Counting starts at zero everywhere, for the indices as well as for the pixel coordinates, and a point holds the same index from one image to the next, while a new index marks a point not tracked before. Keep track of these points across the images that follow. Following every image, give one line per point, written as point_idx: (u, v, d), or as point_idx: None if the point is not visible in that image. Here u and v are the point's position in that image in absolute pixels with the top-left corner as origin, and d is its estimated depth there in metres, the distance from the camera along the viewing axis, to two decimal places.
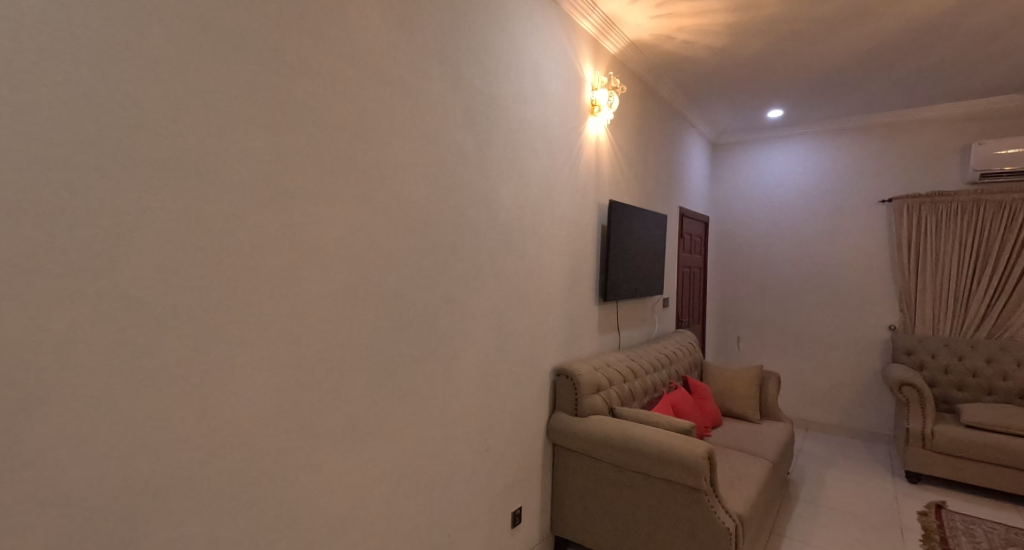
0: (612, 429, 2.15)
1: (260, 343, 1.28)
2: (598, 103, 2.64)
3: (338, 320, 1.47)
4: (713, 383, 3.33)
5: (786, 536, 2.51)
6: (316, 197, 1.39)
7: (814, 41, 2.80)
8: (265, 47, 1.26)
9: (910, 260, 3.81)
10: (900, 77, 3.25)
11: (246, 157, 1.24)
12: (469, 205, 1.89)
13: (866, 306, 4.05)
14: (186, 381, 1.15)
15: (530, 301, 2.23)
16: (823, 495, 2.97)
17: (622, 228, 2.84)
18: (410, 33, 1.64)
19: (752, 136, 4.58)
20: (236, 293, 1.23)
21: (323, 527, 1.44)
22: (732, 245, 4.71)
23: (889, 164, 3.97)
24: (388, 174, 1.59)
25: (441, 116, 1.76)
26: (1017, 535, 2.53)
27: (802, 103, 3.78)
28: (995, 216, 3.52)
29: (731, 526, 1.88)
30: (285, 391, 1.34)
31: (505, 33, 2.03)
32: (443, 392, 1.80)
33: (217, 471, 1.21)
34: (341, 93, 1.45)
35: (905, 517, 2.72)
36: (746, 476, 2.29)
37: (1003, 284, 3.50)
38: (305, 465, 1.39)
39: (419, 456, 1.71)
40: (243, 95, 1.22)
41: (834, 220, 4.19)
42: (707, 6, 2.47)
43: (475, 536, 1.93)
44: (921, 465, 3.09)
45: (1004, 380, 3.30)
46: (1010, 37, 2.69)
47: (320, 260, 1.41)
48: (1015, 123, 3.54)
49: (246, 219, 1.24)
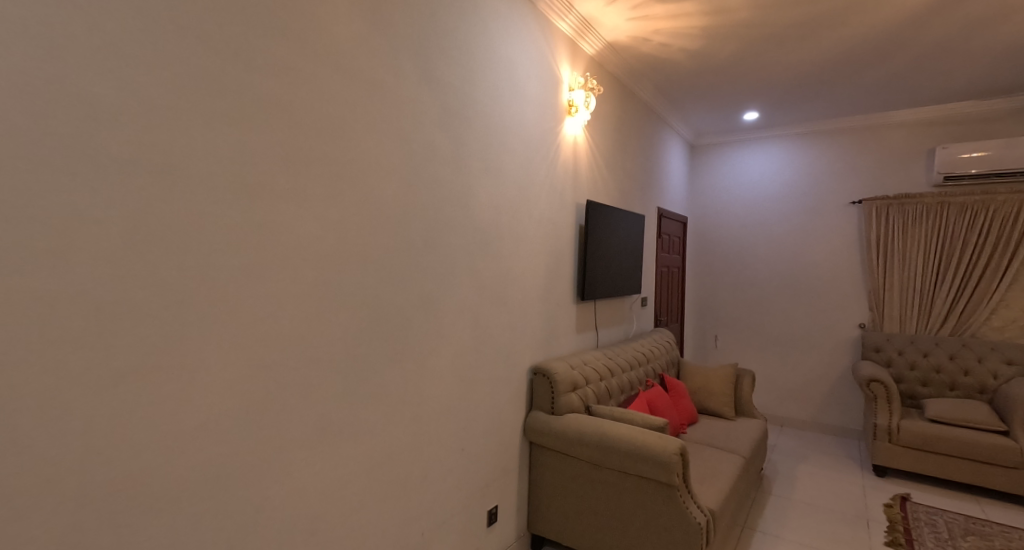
0: (588, 427, 2.18)
1: (231, 342, 1.27)
2: (576, 103, 2.66)
3: (310, 319, 1.46)
4: (689, 380, 3.38)
5: (758, 530, 2.57)
6: (288, 195, 1.39)
7: (785, 46, 2.88)
8: (235, 43, 1.25)
9: (878, 260, 3.92)
10: (868, 82, 3.35)
11: (214, 156, 1.22)
12: (444, 205, 1.90)
13: (838, 305, 4.16)
14: (152, 382, 1.13)
15: (506, 300, 2.24)
16: (794, 490, 3.04)
17: (599, 228, 2.87)
18: (384, 33, 1.64)
19: (729, 138, 4.67)
20: (205, 293, 1.22)
21: (295, 528, 1.43)
22: (709, 245, 4.79)
23: (860, 166, 4.08)
24: (362, 174, 1.59)
25: (415, 116, 1.77)
26: (976, 525, 2.63)
27: (776, 106, 3.87)
28: (958, 217, 3.64)
29: (702, 520, 1.92)
30: (255, 391, 1.33)
31: (480, 34, 2.04)
32: (418, 391, 1.81)
33: (185, 472, 1.19)
34: (315, 92, 1.45)
35: (872, 509, 2.81)
36: (718, 472, 2.34)
37: (965, 283, 3.63)
38: (278, 466, 1.39)
39: (393, 456, 1.71)
40: (213, 91, 1.21)
41: (807, 220, 4.29)
42: (682, 9, 2.52)
43: (450, 534, 1.94)
44: (888, 458, 3.18)
45: (966, 375, 3.43)
46: (970, 45, 2.80)
47: (291, 259, 1.40)
48: (976, 128, 3.68)
49: (213, 219, 1.23)
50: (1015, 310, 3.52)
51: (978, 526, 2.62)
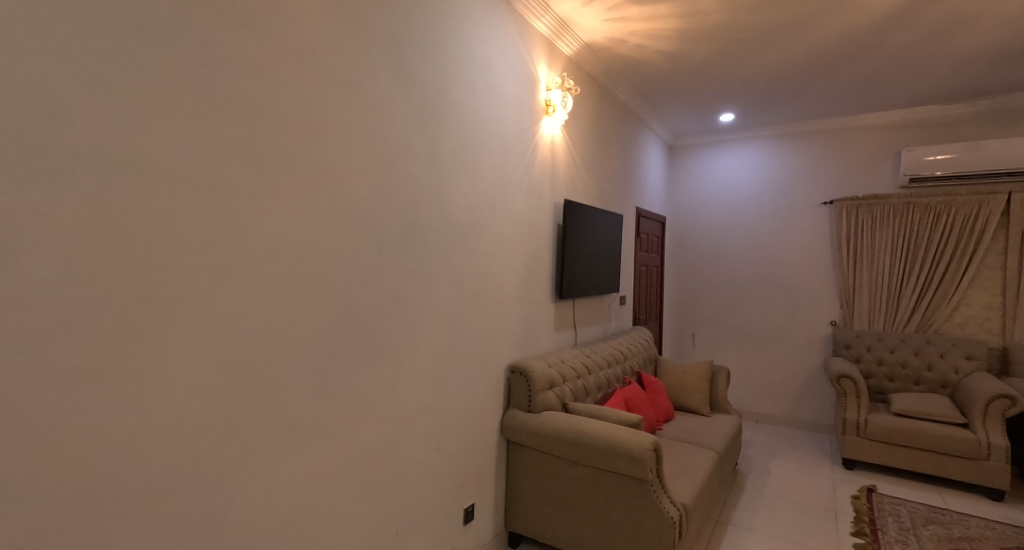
0: (564, 424, 2.20)
1: (197, 341, 1.24)
2: (553, 103, 2.68)
3: (281, 317, 1.44)
4: (667, 378, 3.43)
5: (731, 523, 2.62)
6: (254, 192, 1.36)
7: (757, 50, 2.94)
8: (202, 39, 1.23)
9: (849, 259, 4.03)
10: (839, 85, 3.44)
11: (178, 154, 1.19)
12: (419, 202, 1.90)
13: (810, 303, 4.26)
14: (114, 382, 1.11)
15: (484, 299, 2.25)
16: (767, 484, 3.11)
17: (577, 227, 2.90)
18: (356, 31, 1.63)
19: (706, 139, 4.74)
20: (171, 291, 1.19)
21: (266, 530, 1.41)
22: (687, 244, 4.87)
23: (832, 167, 4.18)
24: (333, 172, 1.57)
25: (388, 115, 1.75)
26: (938, 514, 2.73)
27: (750, 108, 3.95)
28: (923, 218, 3.77)
29: (675, 515, 1.95)
30: (222, 392, 1.30)
31: (455, 33, 2.04)
32: (393, 389, 1.80)
33: (149, 473, 1.16)
34: (284, 88, 1.42)
35: (840, 501, 2.89)
36: (692, 467, 2.38)
37: (929, 281, 3.75)
38: (245, 468, 1.36)
39: (366, 456, 1.70)
40: (179, 86, 1.19)
41: (781, 220, 4.39)
42: (656, 11, 2.56)
43: (426, 533, 1.94)
44: (857, 452, 3.27)
45: (930, 370, 3.55)
46: (931, 51, 2.90)
47: (259, 257, 1.38)
48: (940, 132, 3.80)
49: (177, 218, 1.20)
50: (975, 307, 3.66)
51: (939, 515, 2.72)
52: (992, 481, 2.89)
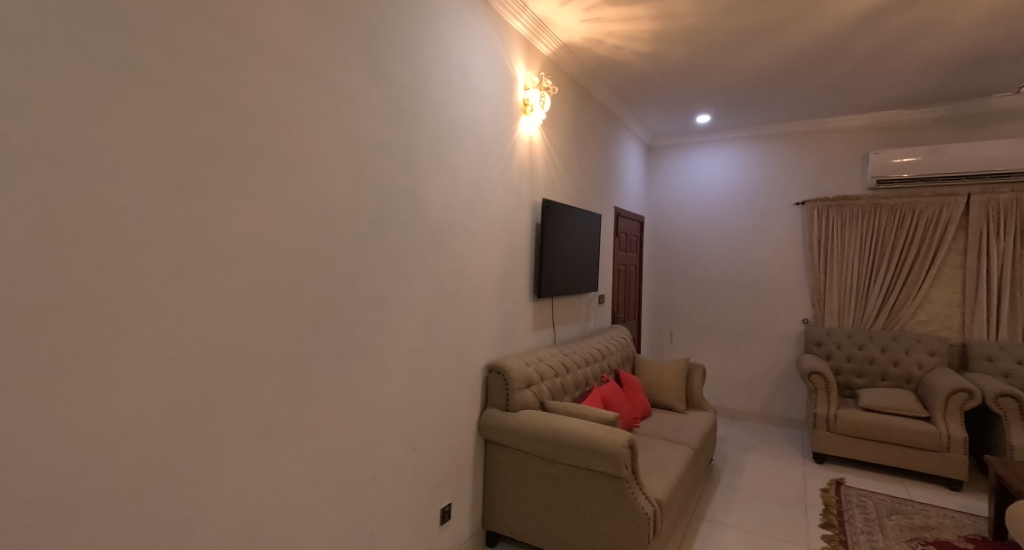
0: (541, 422, 2.21)
1: (161, 340, 1.21)
2: (531, 103, 2.68)
3: (252, 315, 1.41)
4: (644, 376, 3.47)
5: (705, 518, 2.67)
6: (221, 189, 1.32)
7: (730, 53, 3.00)
8: (169, 33, 1.20)
9: (820, 259, 4.14)
10: (809, 89, 3.53)
11: (142, 150, 1.16)
12: (394, 201, 1.88)
13: (783, 302, 4.36)
14: (74, 383, 1.07)
15: (461, 299, 2.25)
16: (741, 479, 3.18)
17: (556, 227, 2.91)
18: (329, 27, 1.60)
19: (683, 140, 4.82)
20: (135, 291, 1.16)
21: (236, 534, 1.38)
22: (665, 244, 4.93)
23: (803, 169, 4.29)
24: (305, 169, 1.54)
25: (363, 112, 1.73)
26: (903, 504, 2.82)
27: (725, 110, 4.02)
28: (889, 218, 3.89)
29: (649, 510, 1.98)
30: (188, 393, 1.26)
31: (431, 31, 2.03)
32: (368, 389, 1.78)
33: (109, 478, 1.13)
34: (255, 84, 1.39)
35: (810, 494, 2.97)
36: (668, 463, 2.41)
37: (895, 279, 3.88)
38: (214, 471, 1.32)
39: (340, 457, 1.68)
40: (141, 80, 1.15)
41: (755, 220, 4.48)
42: (633, 13, 2.59)
43: (402, 533, 1.93)
44: (827, 446, 3.36)
45: (895, 366, 3.68)
46: (897, 57, 2.99)
47: (228, 254, 1.34)
48: (905, 135, 3.93)
49: (140, 216, 1.16)
50: (938, 304, 3.80)
51: (902, 505, 2.81)
52: (952, 472, 3.01)
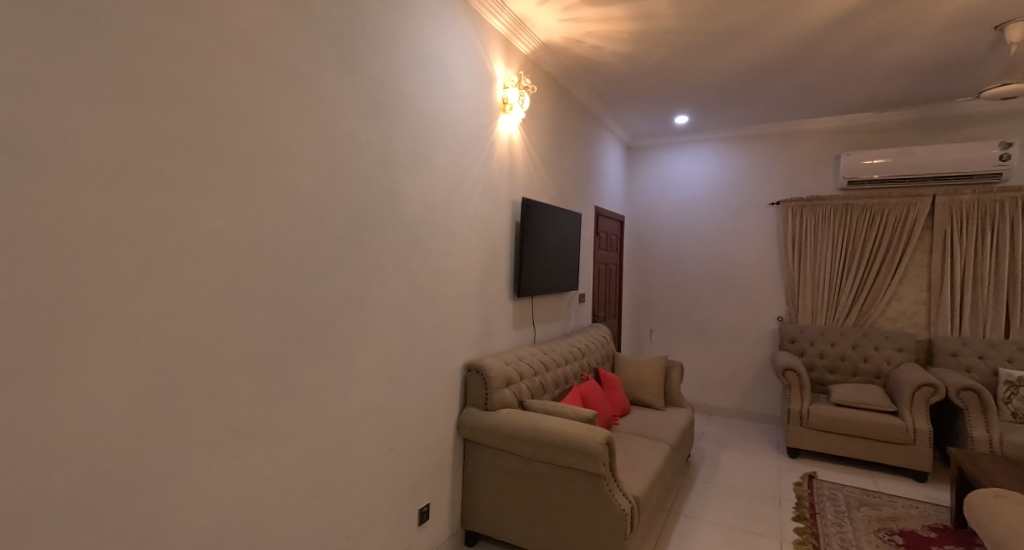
0: (520, 421, 2.21)
1: (124, 341, 1.17)
2: (510, 102, 2.68)
3: (224, 315, 1.37)
4: (623, 373, 3.51)
5: (682, 513, 2.71)
6: (192, 185, 1.28)
7: (707, 55, 3.04)
8: (137, 26, 1.17)
9: (794, 258, 4.23)
10: (784, 92, 3.61)
11: (108, 145, 1.13)
12: (370, 199, 1.85)
13: (759, 300, 4.45)
14: (33, 384, 1.03)
15: (440, 298, 2.24)
16: (718, 474, 3.23)
17: (536, 226, 2.92)
18: (304, 23, 1.58)
19: (662, 140, 4.87)
20: (102, 290, 1.13)
21: (206, 538, 1.34)
22: (644, 243, 4.98)
23: (778, 169, 4.37)
24: (276, 165, 1.50)
25: (338, 109, 1.71)
26: (872, 496, 2.91)
27: (703, 111, 4.08)
28: (860, 218, 4.00)
29: (627, 507, 2.00)
30: (154, 394, 1.22)
31: (408, 27, 2.01)
32: (344, 389, 1.75)
33: (67, 483, 1.09)
34: (225, 77, 1.35)
35: (784, 488, 3.04)
36: (645, 460, 2.44)
37: (865, 277, 3.98)
38: (181, 475, 1.28)
39: (315, 459, 1.65)
40: (102, 71, 1.11)
41: (732, 219, 4.55)
42: (611, 14, 2.60)
43: (380, 534, 1.91)
44: (800, 441, 3.44)
45: (865, 362, 3.78)
46: (867, 61, 3.08)
47: (197, 252, 1.30)
48: (876, 138, 4.04)
49: (105, 213, 1.13)
50: (905, 302, 3.91)
51: (872, 497, 2.89)
52: (918, 464, 3.11)
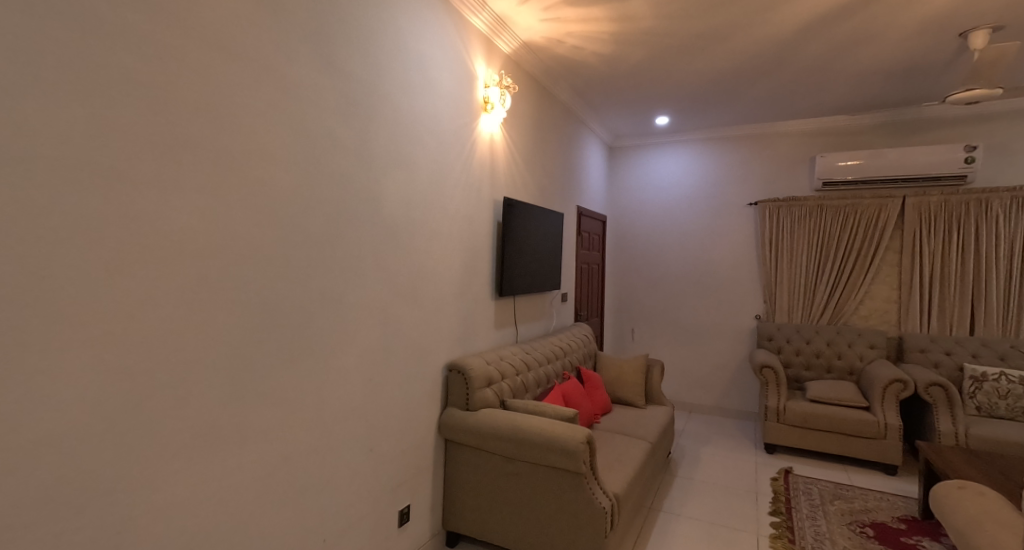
0: (501, 421, 2.21)
1: (90, 342, 1.13)
2: (491, 101, 2.68)
3: (196, 316, 1.34)
4: (604, 372, 3.53)
5: (662, 510, 2.74)
6: (163, 183, 1.25)
7: (686, 57, 3.08)
8: (104, 19, 1.13)
9: (771, 257, 4.31)
10: (760, 94, 3.67)
11: (73, 141, 1.09)
12: (348, 198, 1.83)
13: (737, 298, 4.52)
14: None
15: (420, 297, 2.22)
16: (697, 470, 3.28)
17: (518, 225, 2.92)
18: (279, 19, 1.55)
19: (643, 141, 4.92)
20: (66, 288, 1.09)
21: (178, 543, 1.31)
22: (625, 242, 5.02)
23: (756, 170, 4.45)
24: (249, 163, 1.46)
25: (315, 107, 1.68)
26: (845, 490, 2.98)
27: (683, 112, 4.13)
28: (834, 219, 4.09)
29: (607, 504, 2.02)
30: (122, 396, 1.19)
31: (387, 25, 1.99)
32: (322, 390, 1.73)
33: (30, 489, 1.05)
34: (196, 72, 1.32)
35: (761, 483, 3.09)
36: (625, 458, 2.46)
37: (839, 276, 4.08)
38: (150, 480, 1.25)
39: (292, 461, 1.62)
40: (63, 64, 1.07)
41: (712, 219, 4.62)
42: (591, 14, 2.61)
43: (359, 535, 1.89)
44: (778, 437, 3.51)
45: (839, 359, 3.87)
46: (840, 65, 3.16)
47: (167, 251, 1.27)
48: (850, 140, 4.13)
49: (71, 210, 1.09)
50: (877, 300, 4.02)
51: (844, 491, 2.97)
52: (889, 458, 3.20)
